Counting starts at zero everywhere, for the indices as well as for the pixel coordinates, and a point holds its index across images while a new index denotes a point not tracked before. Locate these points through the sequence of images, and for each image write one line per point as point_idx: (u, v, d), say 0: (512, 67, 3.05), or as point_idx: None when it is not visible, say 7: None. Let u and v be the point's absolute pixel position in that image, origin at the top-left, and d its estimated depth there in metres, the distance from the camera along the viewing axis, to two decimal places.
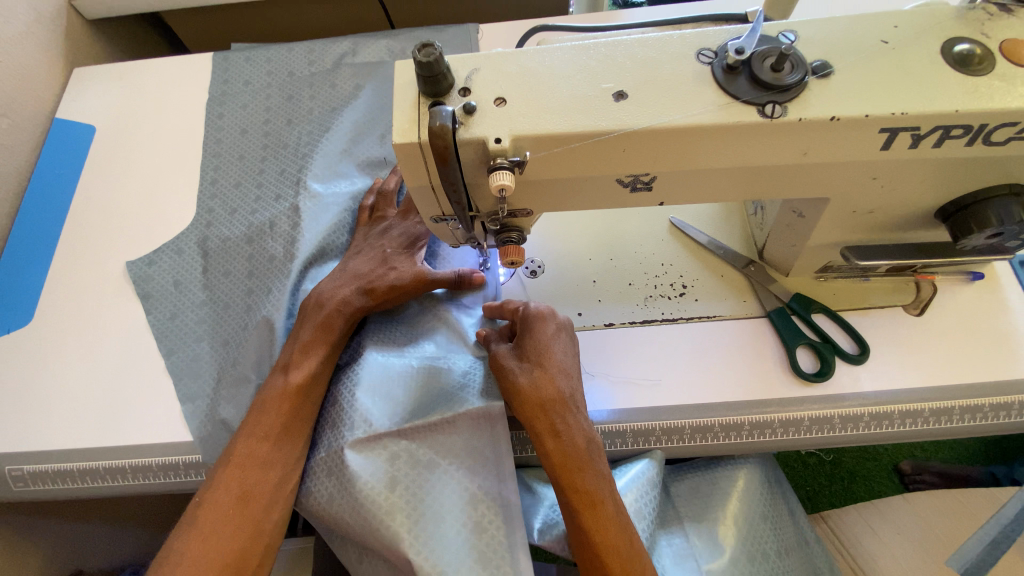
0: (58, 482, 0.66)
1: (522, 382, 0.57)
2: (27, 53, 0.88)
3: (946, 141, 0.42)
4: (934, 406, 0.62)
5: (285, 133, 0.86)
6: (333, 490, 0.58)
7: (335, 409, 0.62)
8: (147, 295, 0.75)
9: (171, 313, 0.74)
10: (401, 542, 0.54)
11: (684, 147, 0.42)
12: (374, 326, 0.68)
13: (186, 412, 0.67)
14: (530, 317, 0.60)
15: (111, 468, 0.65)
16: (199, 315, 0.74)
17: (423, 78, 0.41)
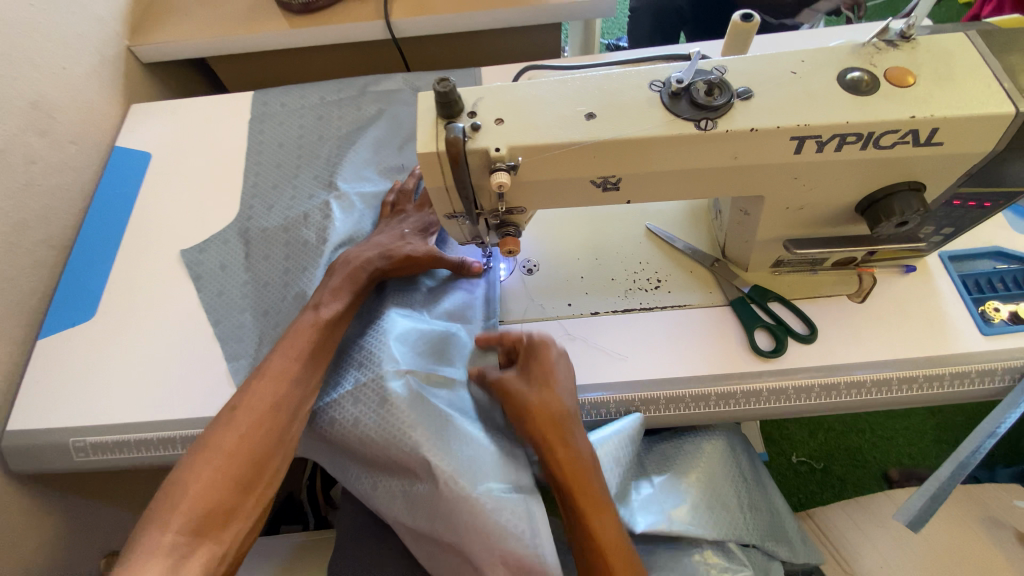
0: (116, 451, 0.76)
1: (532, 403, 0.66)
2: (95, 92, 1.03)
3: (844, 146, 0.54)
4: (875, 377, 0.72)
5: (317, 146, 1.00)
6: (362, 415, 0.67)
7: (362, 357, 0.72)
8: (199, 275, 0.88)
9: (219, 290, 0.87)
10: (427, 449, 0.64)
11: (641, 153, 0.55)
12: (391, 290, 0.80)
13: (233, 369, 0.79)
14: (536, 343, 0.70)
15: (163, 438, 0.76)
16: (243, 290, 0.86)
17: (440, 103, 0.54)
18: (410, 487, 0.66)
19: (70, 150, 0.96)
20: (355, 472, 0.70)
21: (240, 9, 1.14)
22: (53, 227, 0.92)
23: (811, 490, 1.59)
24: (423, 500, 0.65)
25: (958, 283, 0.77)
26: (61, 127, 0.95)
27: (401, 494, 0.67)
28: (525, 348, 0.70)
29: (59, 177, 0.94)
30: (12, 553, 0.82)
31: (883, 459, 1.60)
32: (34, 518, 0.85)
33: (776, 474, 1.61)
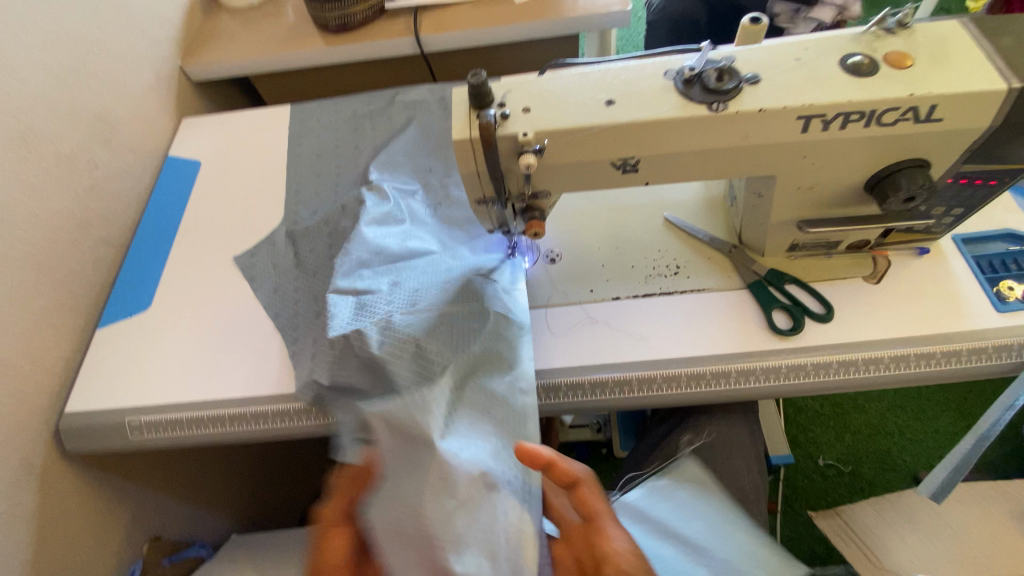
0: (169, 429, 0.82)
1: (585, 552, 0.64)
2: (151, 106, 1.13)
3: (848, 125, 0.58)
4: (894, 353, 0.74)
5: (351, 152, 1.07)
6: (389, 357, 0.71)
7: (378, 308, 0.76)
8: (252, 270, 0.95)
9: (274, 287, 0.92)
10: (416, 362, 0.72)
11: (658, 135, 0.59)
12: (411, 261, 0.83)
13: (292, 352, 0.84)
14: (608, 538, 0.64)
15: (213, 416, 0.81)
16: (297, 284, 0.92)
17: (472, 94, 0.59)
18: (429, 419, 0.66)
19: (128, 158, 1.05)
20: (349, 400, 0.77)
21: (282, 30, 1.24)
22: (112, 227, 1.00)
23: (839, 494, 1.57)
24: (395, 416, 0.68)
25: (972, 264, 0.79)
26: (121, 137, 1.04)
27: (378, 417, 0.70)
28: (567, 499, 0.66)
29: (118, 182, 1.03)
30: (66, 529, 0.87)
31: (912, 462, 1.57)
32: (86, 498, 0.90)
33: (803, 477, 1.60)
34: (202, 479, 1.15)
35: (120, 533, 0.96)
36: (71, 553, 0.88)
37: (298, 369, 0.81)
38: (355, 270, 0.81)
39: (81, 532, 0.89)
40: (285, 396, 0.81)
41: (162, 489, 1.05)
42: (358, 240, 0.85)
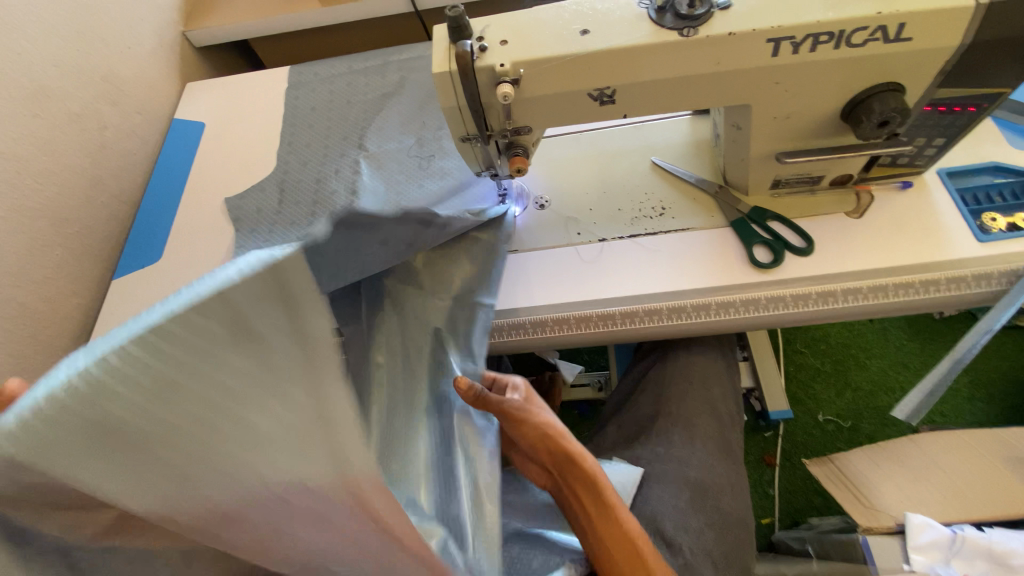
0: None
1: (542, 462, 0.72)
2: (156, 69, 1.17)
3: (818, 47, 0.59)
4: (872, 284, 0.76)
5: (345, 108, 1.10)
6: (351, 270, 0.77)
7: None
8: (241, 220, 0.99)
9: (253, 229, 0.98)
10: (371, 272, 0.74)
11: (632, 63, 0.61)
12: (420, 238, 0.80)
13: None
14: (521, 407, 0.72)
15: None
16: (273, 229, 0.97)
17: (451, 28, 0.61)
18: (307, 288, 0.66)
19: (136, 119, 1.10)
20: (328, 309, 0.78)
21: None
22: (123, 184, 1.05)
23: (836, 447, 1.59)
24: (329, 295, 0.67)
25: (955, 196, 0.80)
26: (127, 98, 1.08)
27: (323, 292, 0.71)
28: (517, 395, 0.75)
29: (128, 142, 1.07)
30: None
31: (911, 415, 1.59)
32: None
33: (802, 431, 1.62)
34: None
35: None
36: None
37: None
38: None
39: None
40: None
41: None
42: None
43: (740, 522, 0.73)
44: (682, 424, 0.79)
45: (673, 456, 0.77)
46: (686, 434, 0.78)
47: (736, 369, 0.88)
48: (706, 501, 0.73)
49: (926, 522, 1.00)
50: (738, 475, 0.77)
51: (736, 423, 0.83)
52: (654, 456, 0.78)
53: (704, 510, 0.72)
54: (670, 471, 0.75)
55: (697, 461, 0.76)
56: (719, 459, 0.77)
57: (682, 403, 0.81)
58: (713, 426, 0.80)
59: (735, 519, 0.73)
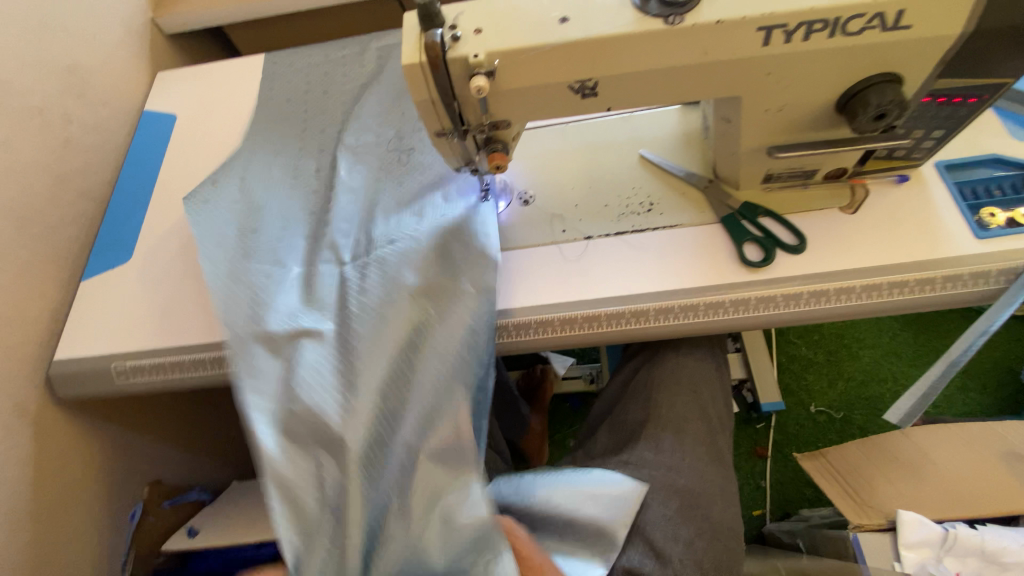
0: (136, 375, 0.85)
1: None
2: (123, 57, 1.11)
3: (812, 35, 0.56)
4: (865, 282, 0.73)
5: (321, 99, 1.06)
6: (354, 315, 0.76)
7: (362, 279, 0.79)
8: (193, 193, 0.90)
9: (205, 203, 0.88)
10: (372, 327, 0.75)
11: (615, 53, 0.57)
12: (396, 238, 0.82)
13: (207, 273, 0.79)
14: None
15: (175, 361, 0.84)
16: (234, 210, 0.89)
17: (421, 16, 0.57)
18: (334, 400, 0.71)
19: (102, 112, 1.05)
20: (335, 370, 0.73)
21: None
22: (90, 181, 1.00)
23: (828, 438, 1.58)
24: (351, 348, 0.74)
25: (952, 190, 0.77)
26: (93, 89, 1.03)
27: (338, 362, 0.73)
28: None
29: (94, 137, 1.02)
30: (63, 472, 0.90)
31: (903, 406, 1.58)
32: (83, 443, 0.94)
33: (794, 423, 1.61)
34: (194, 428, 1.20)
35: (121, 475, 1.01)
36: (71, 496, 0.92)
37: (221, 299, 0.77)
38: (336, 237, 0.85)
39: (80, 475, 0.93)
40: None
41: (156, 437, 1.09)
42: (336, 209, 0.89)
43: (731, 530, 0.72)
44: (672, 429, 0.77)
45: (663, 463, 0.74)
46: (675, 440, 0.76)
47: (726, 369, 0.85)
48: (696, 510, 0.72)
49: (917, 519, 0.99)
50: (728, 480, 0.76)
51: (725, 426, 0.81)
52: (643, 462, 0.75)
53: (694, 519, 0.71)
54: (660, 478, 0.73)
55: (687, 468, 0.74)
56: (709, 465, 0.75)
57: (671, 407, 0.78)
58: (704, 430, 0.78)
59: (725, 527, 0.72)
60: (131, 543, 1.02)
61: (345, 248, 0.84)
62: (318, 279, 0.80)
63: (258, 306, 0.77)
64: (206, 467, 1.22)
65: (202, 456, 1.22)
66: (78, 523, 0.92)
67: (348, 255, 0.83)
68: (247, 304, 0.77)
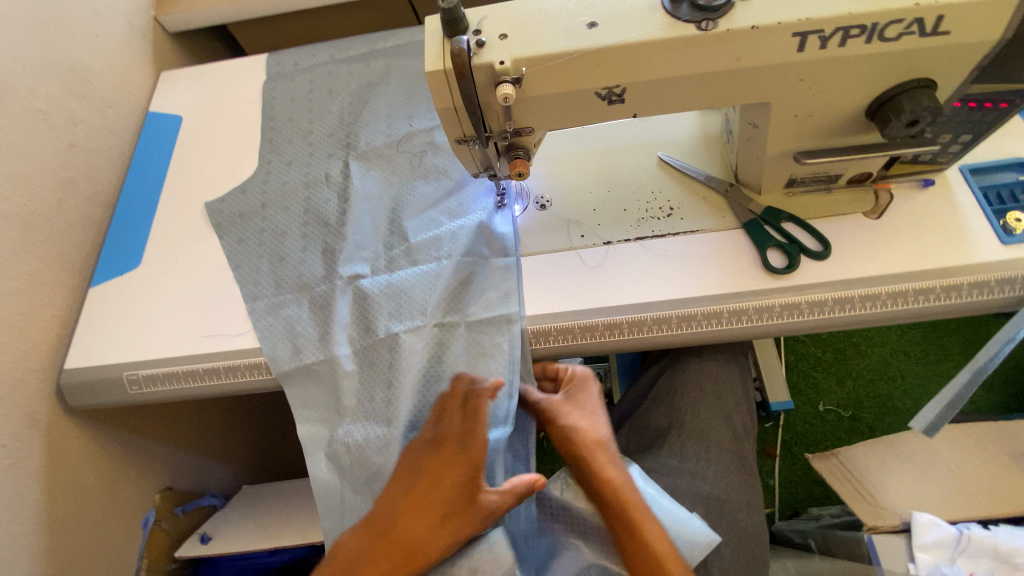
0: (149, 385, 0.83)
1: (585, 426, 0.73)
2: (127, 57, 1.09)
3: (848, 41, 0.54)
4: (891, 289, 0.72)
5: (329, 101, 1.04)
6: (372, 343, 0.80)
7: (380, 309, 0.81)
8: (228, 228, 0.94)
9: (239, 238, 0.93)
10: (389, 355, 0.79)
11: (645, 59, 0.56)
12: (420, 261, 0.84)
13: (252, 309, 0.85)
14: (578, 378, 0.78)
15: (189, 371, 0.82)
16: (262, 238, 0.92)
17: (446, 21, 0.55)
18: (360, 425, 0.78)
19: (108, 114, 1.03)
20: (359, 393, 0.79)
21: None
22: (96, 185, 0.99)
23: (837, 437, 1.58)
24: (372, 373, 0.79)
25: (978, 195, 0.76)
26: (97, 91, 1.01)
27: (362, 387, 0.79)
28: (571, 380, 0.78)
29: (100, 140, 1.00)
30: (76, 481, 0.89)
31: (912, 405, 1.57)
32: (94, 451, 0.93)
33: (803, 421, 1.61)
34: (206, 433, 1.19)
35: (133, 483, 1.00)
36: (86, 504, 0.91)
37: (262, 334, 0.83)
38: (353, 252, 0.87)
39: (93, 484, 0.92)
40: (259, 351, 0.82)
41: (169, 442, 1.08)
42: (353, 223, 0.89)
43: (757, 539, 0.71)
44: (697, 436, 0.76)
45: (687, 470, 0.74)
46: (701, 447, 0.75)
47: (749, 373, 0.83)
48: (722, 518, 0.71)
49: (931, 520, 0.98)
50: (752, 487, 0.75)
51: (749, 432, 0.79)
52: (668, 470, 0.75)
53: (720, 526, 0.71)
54: (685, 485, 0.73)
55: (711, 475, 0.74)
56: (733, 472, 0.75)
57: (697, 413, 0.77)
58: (728, 437, 0.77)
59: (752, 536, 0.71)
60: (142, 551, 1.00)
61: (362, 263, 0.86)
62: (336, 308, 0.83)
63: (294, 338, 0.82)
64: (217, 471, 1.22)
65: (213, 461, 1.21)
66: (92, 532, 0.91)
67: (366, 271, 0.85)
68: (285, 336, 0.82)
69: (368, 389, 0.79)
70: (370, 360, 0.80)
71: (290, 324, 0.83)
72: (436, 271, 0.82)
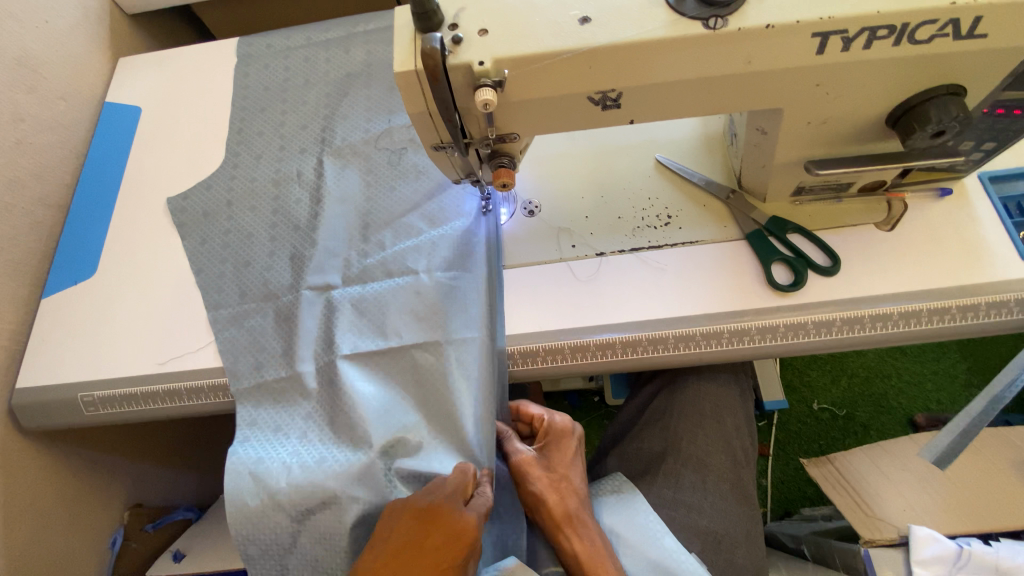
0: (105, 407, 0.77)
1: (549, 495, 0.67)
2: (79, 42, 1.00)
3: (874, 43, 0.48)
4: (904, 310, 0.67)
5: (302, 90, 0.96)
6: (333, 361, 0.73)
7: (346, 325, 0.75)
8: (190, 227, 0.87)
9: (202, 239, 0.86)
10: (351, 376, 0.72)
11: (645, 61, 0.49)
12: (394, 272, 0.78)
13: (213, 319, 0.79)
14: (555, 432, 0.70)
15: (149, 392, 0.76)
16: (226, 239, 0.85)
17: (417, 14, 0.48)
18: (314, 448, 0.71)
19: (59, 107, 0.94)
20: (320, 413, 0.73)
21: None
22: (47, 185, 0.90)
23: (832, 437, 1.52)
24: (334, 395, 0.73)
25: (998, 206, 0.71)
26: (46, 81, 0.92)
27: (324, 408, 0.73)
28: (547, 433, 0.70)
29: (50, 136, 0.92)
30: (34, 507, 0.83)
31: (908, 404, 1.51)
32: (54, 473, 0.87)
33: (796, 421, 1.54)
34: (178, 442, 1.14)
35: (99, 504, 0.94)
36: (49, 529, 0.86)
37: (224, 346, 0.76)
38: (324, 260, 0.80)
39: (53, 507, 0.86)
40: (221, 369, 0.76)
41: (137, 456, 1.03)
42: (324, 226, 0.82)
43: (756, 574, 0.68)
44: (694, 464, 0.72)
45: (683, 502, 0.71)
46: (697, 477, 0.72)
47: (750, 394, 0.79)
48: (719, 554, 0.68)
49: (930, 534, 0.89)
50: (753, 519, 0.71)
51: (751, 458, 0.75)
52: (662, 501, 0.71)
53: (716, 563, 0.68)
54: (680, 519, 0.70)
55: (709, 507, 0.70)
56: (732, 504, 0.71)
57: (694, 439, 0.73)
58: (728, 465, 0.72)
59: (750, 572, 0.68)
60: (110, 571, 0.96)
61: (334, 271, 0.79)
62: (300, 319, 0.76)
63: (257, 352, 0.76)
64: (192, 481, 1.17)
65: (187, 471, 1.16)
66: (55, 558, 0.86)
67: (338, 280, 0.78)
68: (247, 349, 0.76)
69: (329, 411, 0.72)
70: (331, 379, 0.73)
71: (252, 337, 0.77)
72: (412, 283, 0.76)
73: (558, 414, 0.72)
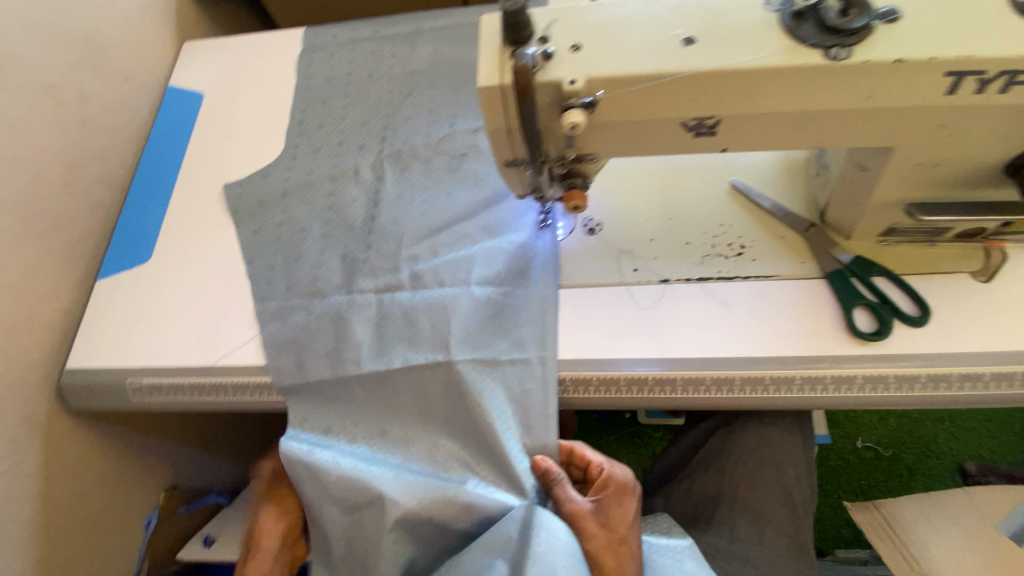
0: (150, 394, 0.77)
1: (606, 557, 0.63)
2: (147, 24, 1.01)
3: (1014, 86, 0.43)
4: (997, 370, 0.61)
5: (366, 85, 0.94)
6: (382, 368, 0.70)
7: (398, 331, 0.72)
8: (245, 215, 0.86)
9: (256, 228, 0.85)
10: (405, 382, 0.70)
11: (752, 91, 0.45)
12: (446, 281, 0.75)
13: (260, 311, 0.78)
14: (616, 489, 0.67)
15: (194, 384, 0.76)
16: (279, 231, 0.84)
17: (507, 25, 0.45)
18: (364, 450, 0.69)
19: (124, 89, 0.94)
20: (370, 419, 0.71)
21: None
22: (107, 167, 0.91)
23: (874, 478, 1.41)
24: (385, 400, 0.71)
25: None
26: (113, 62, 0.93)
27: (372, 414, 0.71)
28: (606, 486, 0.67)
29: (114, 117, 0.93)
30: (73, 484, 0.85)
31: (960, 451, 1.40)
32: (92, 451, 0.87)
33: (836, 456, 1.44)
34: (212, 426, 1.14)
35: (133, 484, 0.95)
36: (84, 506, 0.86)
37: (269, 340, 0.75)
38: (377, 263, 0.78)
39: (90, 484, 0.87)
40: (263, 365, 0.74)
41: (173, 438, 1.03)
42: (378, 229, 0.81)
43: None
44: (752, 515, 0.69)
45: (739, 555, 0.67)
46: (754, 529, 0.68)
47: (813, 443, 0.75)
48: None
49: None
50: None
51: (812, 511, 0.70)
52: (716, 552, 0.69)
53: None
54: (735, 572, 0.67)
55: (766, 564, 0.66)
56: (791, 563, 0.66)
57: (752, 488, 0.70)
58: (787, 519, 0.68)
59: None
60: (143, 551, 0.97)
61: (385, 276, 0.77)
62: (351, 321, 0.74)
63: (300, 349, 0.74)
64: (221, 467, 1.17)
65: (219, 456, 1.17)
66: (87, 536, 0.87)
67: (389, 284, 0.76)
68: (293, 345, 0.75)
69: (378, 417, 0.70)
70: (382, 384, 0.71)
71: (297, 332, 0.75)
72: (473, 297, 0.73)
73: (619, 466, 0.69)
